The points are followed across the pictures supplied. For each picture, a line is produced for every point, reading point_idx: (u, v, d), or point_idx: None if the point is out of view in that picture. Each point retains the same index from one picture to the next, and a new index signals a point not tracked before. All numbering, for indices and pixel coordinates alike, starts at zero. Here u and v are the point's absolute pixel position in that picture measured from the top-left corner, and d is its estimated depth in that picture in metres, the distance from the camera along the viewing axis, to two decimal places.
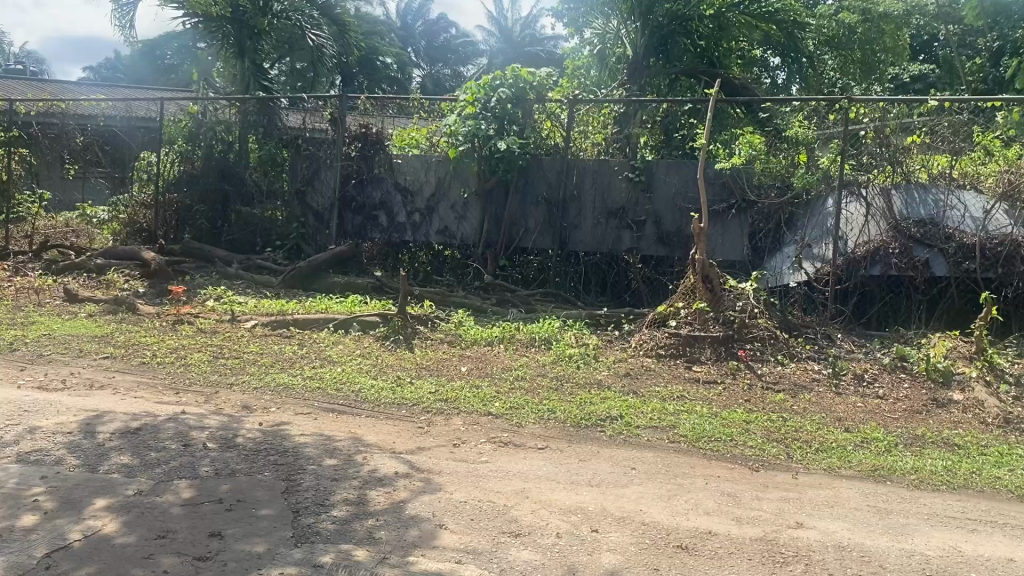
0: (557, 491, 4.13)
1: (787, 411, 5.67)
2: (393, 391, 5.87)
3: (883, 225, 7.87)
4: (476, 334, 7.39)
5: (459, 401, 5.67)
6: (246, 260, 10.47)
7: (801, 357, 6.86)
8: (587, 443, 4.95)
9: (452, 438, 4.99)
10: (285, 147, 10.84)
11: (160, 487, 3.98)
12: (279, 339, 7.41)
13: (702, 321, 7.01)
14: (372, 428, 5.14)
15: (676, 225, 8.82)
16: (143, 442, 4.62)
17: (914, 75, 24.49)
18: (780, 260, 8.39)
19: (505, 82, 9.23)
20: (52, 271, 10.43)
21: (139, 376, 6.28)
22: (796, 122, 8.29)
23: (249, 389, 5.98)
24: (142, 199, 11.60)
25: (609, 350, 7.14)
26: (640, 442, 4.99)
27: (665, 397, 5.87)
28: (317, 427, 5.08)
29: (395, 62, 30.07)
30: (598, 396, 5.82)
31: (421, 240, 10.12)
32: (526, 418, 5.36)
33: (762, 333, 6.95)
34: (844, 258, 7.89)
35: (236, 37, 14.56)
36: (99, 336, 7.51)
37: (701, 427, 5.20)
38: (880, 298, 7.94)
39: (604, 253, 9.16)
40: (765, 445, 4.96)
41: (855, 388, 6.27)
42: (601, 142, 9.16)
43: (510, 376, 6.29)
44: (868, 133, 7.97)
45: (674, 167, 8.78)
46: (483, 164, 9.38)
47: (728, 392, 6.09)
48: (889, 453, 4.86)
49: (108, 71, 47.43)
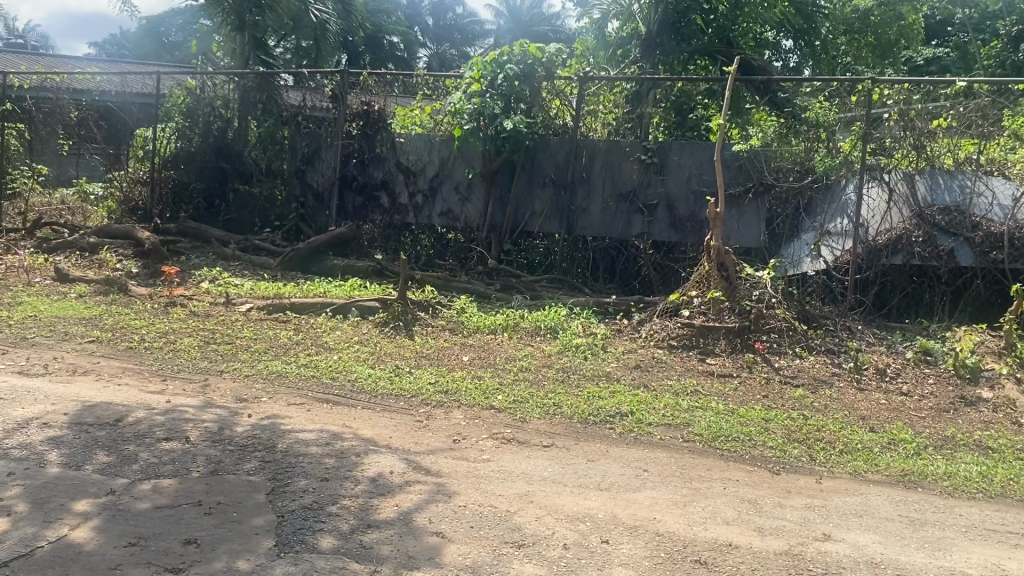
0: (564, 495, 3.82)
1: (807, 408, 5.34)
2: (391, 381, 5.57)
3: (906, 212, 7.53)
4: (479, 321, 7.08)
5: (460, 392, 5.38)
6: (243, 241, 10.16)
7: (820, 350, 6.55)
8: (596, 441, 4.65)
9: (453, 433, 4.69)
10: (284, 125, 10.47)
11: (138, 488, 3.69)
12: (274, 324, 7.11)
13: (717, 311, 6.71)
14: (369, 421, 4.84)
15: (690, 210, 8.46)
16: (123, 436, 4.32)
17: (927, 58, 24.47)
18: (797, 248, 8.02)
19: (513, 58, 8.76)
20: (45, 250, 10.13)
21: (125, 361, 5.98)
22: (816, 103, 7.90)
23: (241, 376, 5.68)
24: (138, 176, 11.30)
25: (618, 340, 6.83)
26: (653, 441, 4.68)
27: (678, 392, 5.56)
28: (310, 420, 4.78)
29: (402, 41, 29.67)
30: (607, 390, 5.51)
31: (423, 222, 9.80)
32: (530, 412, 5.05)
33: (780, 324, 6.63)
34: (865, 246, 7.59)
35: (235, 11, 13.89)
36: (87, 318, 7.22)
37: (716, 426, 4.89)
38: (901, 288, 7.63)
39: (613, 238, 8.84)
40: (785, 445, 4.65)
41: (878, 383, 5.95)
42: (612, 121, 8.83)
43: (514, 366, 5.99)
44: (891, 115, 7.57)
45: (689, 149, 8.42)
46: (489, 145, 8.99)
47: (745, 387, 5.77)
48: (919, 456, 4.54)
49: (113, 48, 47.21)
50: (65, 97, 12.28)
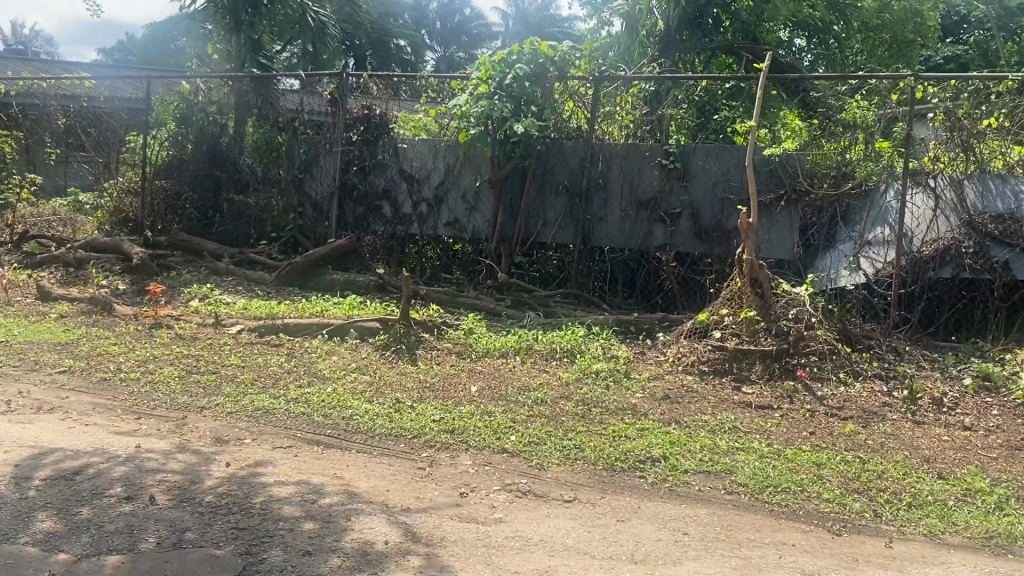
0: (592, 572, 3.20)
1: (862, 448, 4.69)
2: (390, 419, 4.95)
3: (954, 220, 6.89)
4: (489, 343, 6.47)
5: (469, 432, 4.77)
6: (237, 254, 9.59)
7: (866, 375, 5.90)
8: (625, 494, 4.03)
9: (459, 485, 4.09)
10: (281, 131, 9.90)
11: (80, 568, 3.08)
12: (265, 349, 6.52)
13: (752, 332, 6.06)
14: (363, 470, 4.22)
15: (716, 219, 7.84)
16: (76, 496, 3.71)
17: (947, 56, 23.95)
18: (834, 259, 7.37)
19: (522, 57, 8.12)
20: (29, 265, 9.59)
21: (97, 396, 5.38)
22: (854, 103, 7.32)
23: (223, 414, 5.08)
24: (129, 186, 10.75)
25: (642, 365, 6.21)
26: (691, 493, 4.06)
27: (714, 430, 4.92)
28: (295, 470, 4.17)
29: (410, 45, 29.20)
30: (634, 428, 4.88)
31: (428, 233, 9.19)
32: (548, 457, 4.43)
33: (821, 347, 5.95)
34: (909, 258, 6.94)
35: (231, 11, 13.36)
36: (63, 343, 6.63)
37: (762, 473, 4.25)
38: (950, 304, 6.98)
39: (632, 249, 8.22)
40: (843, 497, 4.02)
41: (935, 414, 5.31)
42: (630, 125, 8.23)
43: (528, 399, 5.36)
44: (936, 115, 7.01)
45: (714, 153, 7.80)
46: (497, 150, 8.35)
47: (788, 422, 5.13)
48: (1003, 511, 3.91)
49: (121, 56, 47.12)
50: (53, 103, 11.77)
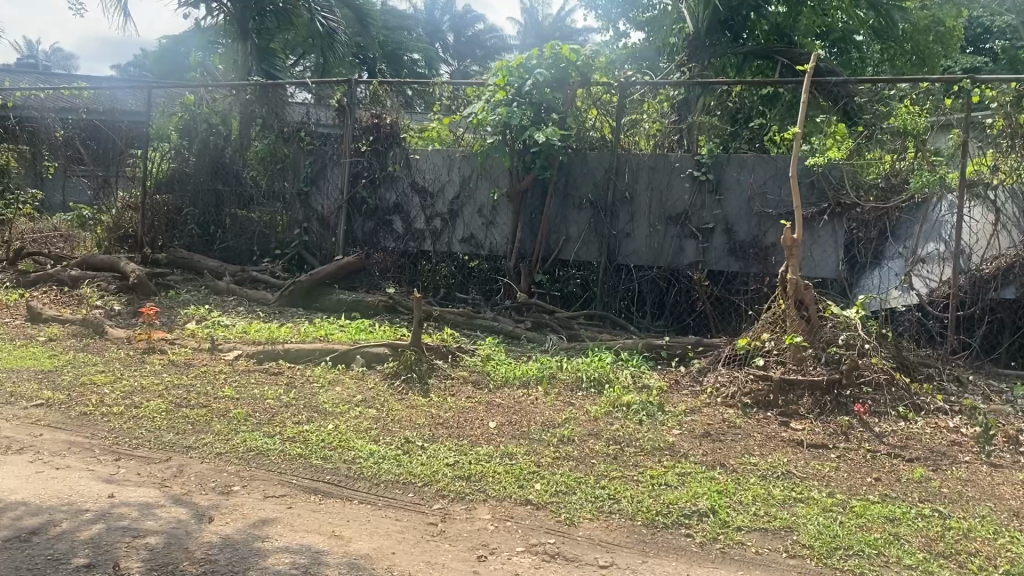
0: None
1: (939, 499, 4.08)
2: (398, 463, 4.38)
3: (1017, 236, 6.31)
4: (508, 372, 5.93)
5: (487, 479, 4.19)
6: (240, 272, 9.08)
7: (929, 409, 5.30)
8: (670, 559, 3.44)
9: (476, 546, 3.51)
10: (285, 142, 9.37)
11: None
12: (264, 378, 5.98)
13: (798, 360, 5.47)
14: (365, 527, 3.65)
15: (753, 234, 7.29)
16: (29, 565, 3.17)
17: (969, 67, 23.28)
18: (883, 277, 6.79)
19: (542, 62, 7.62)
20: (22, 284, 9.11)
21: (73, 434, 4.84)
22: (902, 107, 6.61)
23: (211, 455, 4.53)
24: (129, 201, 10.29)
25: (676, 396, 5.64)
26: (747, 556, 3.47)
27: (766, 475, 4.33)
28: (289, 527, 3.61)
29: (422, 58, 28.83)
30: (675, 474, 4.29)
31: (441, 250, 8.65)
32: (579, 511, 3.85)
33: (877, 376, 5.35)
34: (968, 277, 6.37)
35: (237, 19, 12.95)
36: (47, 371, 6.11)
37: (829, 531, 3.65)
38: (1014, 327, 6.40)
39: (661, 267, 7.64)
40: (927, 563, 3.41)
41: (1014, 456, 4.70)
42: (658, 133, 7.65)
43: (553, 438, 4.77)
44: (994, 121, 6.32)
45: (750, 164, 7.25)
46: (516, 161, 7.83)
47: (848, 465, 4.53)
48: None
49: (133, 71, 47.22)
50: (50, 115, 11.40)
